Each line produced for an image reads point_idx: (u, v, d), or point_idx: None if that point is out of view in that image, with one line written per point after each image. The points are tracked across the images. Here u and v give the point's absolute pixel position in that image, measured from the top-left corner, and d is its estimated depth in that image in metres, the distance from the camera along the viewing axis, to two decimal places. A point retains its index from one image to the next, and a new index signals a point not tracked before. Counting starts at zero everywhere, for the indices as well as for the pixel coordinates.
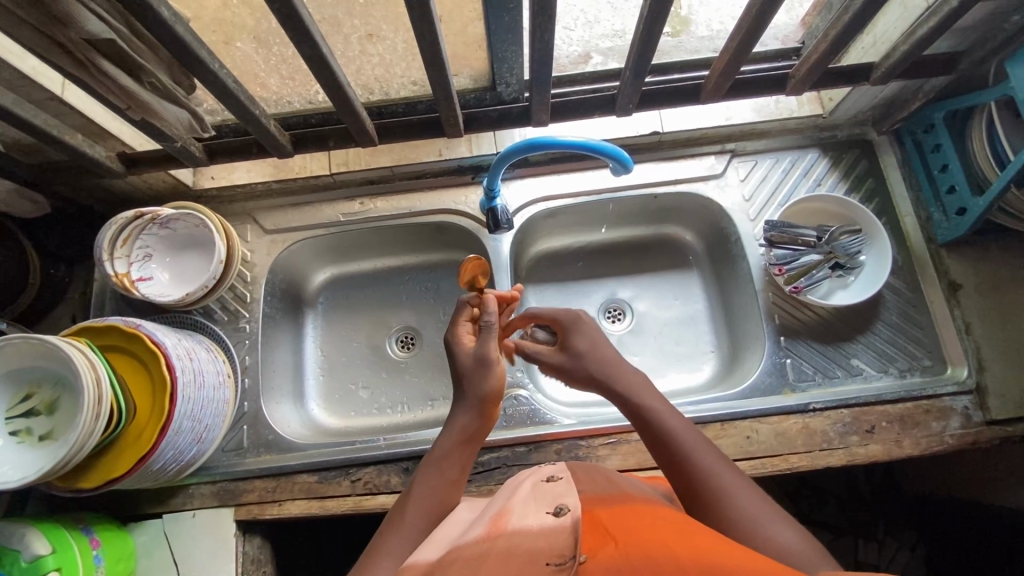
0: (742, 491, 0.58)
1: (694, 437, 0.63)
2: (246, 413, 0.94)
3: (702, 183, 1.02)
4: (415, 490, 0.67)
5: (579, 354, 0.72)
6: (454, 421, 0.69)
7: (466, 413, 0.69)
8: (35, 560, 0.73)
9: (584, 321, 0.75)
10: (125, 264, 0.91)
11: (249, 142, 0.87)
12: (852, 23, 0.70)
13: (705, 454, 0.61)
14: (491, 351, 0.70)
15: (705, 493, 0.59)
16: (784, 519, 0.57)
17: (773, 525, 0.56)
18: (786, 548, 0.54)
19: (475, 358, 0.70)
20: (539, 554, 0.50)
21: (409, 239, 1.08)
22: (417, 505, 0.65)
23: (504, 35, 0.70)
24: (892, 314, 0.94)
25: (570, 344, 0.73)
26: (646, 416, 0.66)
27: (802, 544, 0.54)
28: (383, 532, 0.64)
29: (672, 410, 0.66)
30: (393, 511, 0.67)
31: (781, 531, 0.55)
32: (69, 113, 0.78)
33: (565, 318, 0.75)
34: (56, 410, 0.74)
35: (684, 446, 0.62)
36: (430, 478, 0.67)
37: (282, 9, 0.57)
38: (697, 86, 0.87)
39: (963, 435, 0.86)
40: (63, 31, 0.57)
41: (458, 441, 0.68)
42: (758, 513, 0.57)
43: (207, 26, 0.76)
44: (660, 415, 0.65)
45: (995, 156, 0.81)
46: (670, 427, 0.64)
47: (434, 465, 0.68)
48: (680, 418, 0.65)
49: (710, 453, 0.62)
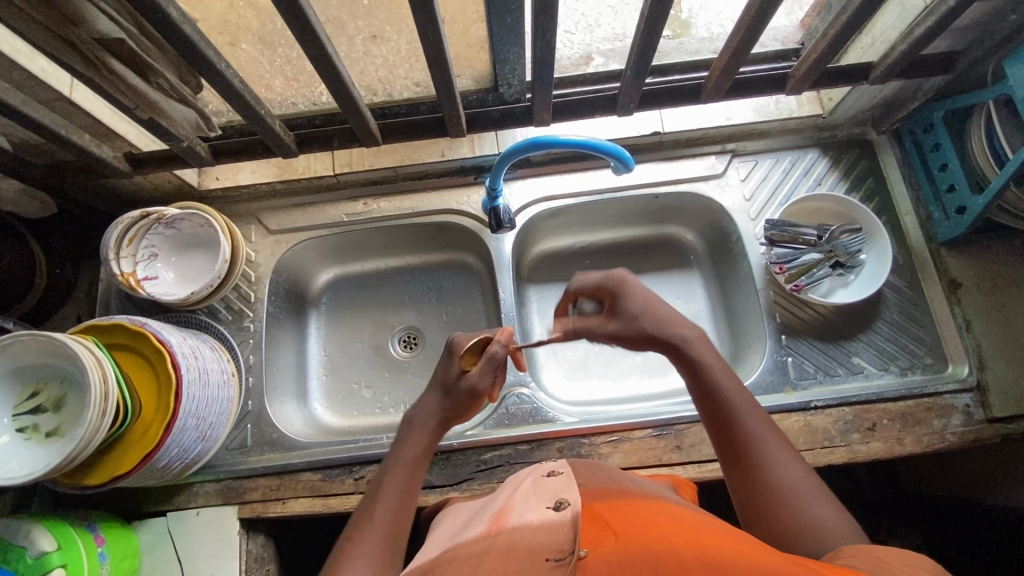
0: (783, 460, 0.59)
1: (746, 399, 0.64)
2: (250, 412, 0.95)
3: (703, 183, 1.02)
4: (382, 490, 0.66)
5: (631, 316, 0.72)
6: (412, 423, 0.72)
7: (425, 415, 0.72)
8: (41, 556, 0.74)
9: (628, 283, 0.74)
10: (131, 264, 0.92)
11: (254, 143, 0.88)
12: (850, 23, 0.71)
13: (753, 419, 0.62)
14: (482, 387, 0.73)
15: (750, 456, 0.60)
16: (820, 493, 0.57)
17: (811, 499, 0.56)
18: (818, 521, 0.55)
19: (467, 389, 0.73)
20: (538, 548, 0.50)
21: (412, 239, 1.08)
22: (384, 506, 0.64)
23: (507, 36, 0.71)
24: (893, 312, 0.94)
25: (622, 308, 0.73)
26: (700, 372, 0.66)
27: (837, 518, 0.55)
28: (350, 536, 0.62)
29: (729, 370, 0.66)
30: (358, 513, 0.65)
31: (817, 505, 0.56)
32: (77, 114, 0.79)
33: (613, 279, 0.74)
34: (63, 407, 0.74)
35: (733, 406, 0.63)
36: (394, 477, 0.67)
37: (288, 10, 0.58)
38: (698, 86, 0.88)
39: (965, 433, 0.86)
40: (73, 32, 0.59)
41: (419, 441, 0.71)
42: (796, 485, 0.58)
43: (214, 27, 0.77)
44: (714, 372, 0.66)
45: (994, 155, 0.82)
46: (722, 384, 0.65)
47: (398, 464, 0.68)
48: (735, 378, 0.66)
49: (759, 419, 0.62)
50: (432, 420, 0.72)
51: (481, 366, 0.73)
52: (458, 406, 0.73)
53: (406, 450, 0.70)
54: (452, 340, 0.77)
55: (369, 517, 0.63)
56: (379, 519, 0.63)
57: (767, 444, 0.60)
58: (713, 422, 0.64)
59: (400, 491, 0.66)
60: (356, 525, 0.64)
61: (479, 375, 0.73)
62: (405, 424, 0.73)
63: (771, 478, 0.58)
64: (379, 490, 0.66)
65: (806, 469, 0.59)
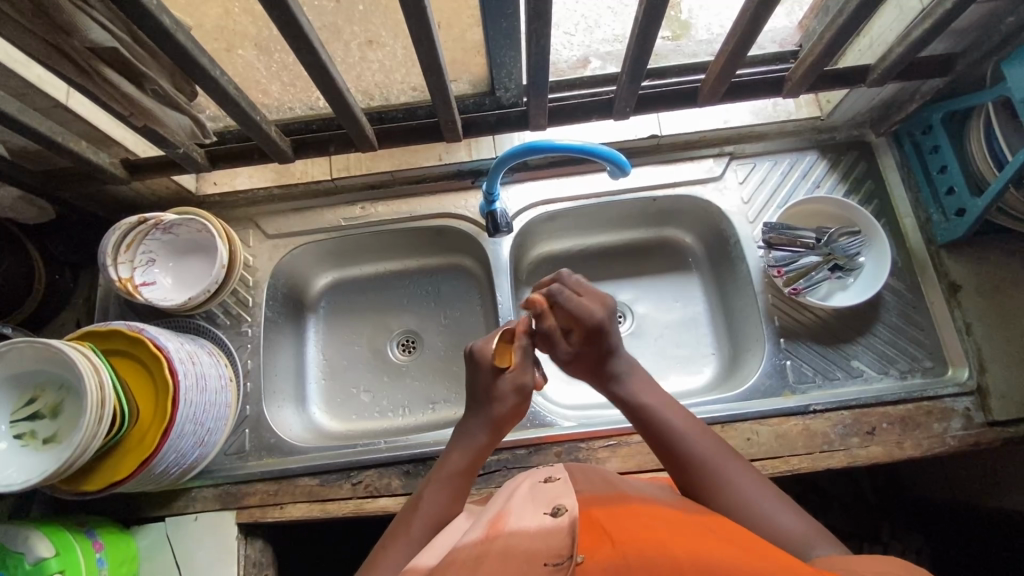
0: (741, 478, 0.64)
1: (692, 428, 0.69)
2: (248, 417, 0.95)
3: (700, 186, 1.02)
4: (422, 504, 0.69)
5: (592, 357, 0.75)
6: (462, 435, 0.73)
7: (475, 427, 0.73)
8: (38, 563, 0.74)
9: (607, 333, 0.74)
10: (129, 269, 0.92)
11: (251, 148, 0.88)
12: (847, 25, 0.71)
13: (694, 436, 0.68)
14: (529, 381, 0.74)
15: (702, 473, 0.65)
16: (784, 504, 0.62)
17: (769, 506, 0.62)
18: (786, 532, 0.60)
19: (516, 388, 0.73)
20: (536, 554, 0.50)
21: (410, 243, 1.08)
22: (422, 519, 0.67)
23: (502, 40, 0.71)
24: (892, 314, 0.93)
25: (593, 346, 0.75)
26: (643, 412, 0.71)
27: (801, 525, 0.60)
28: (385, 547, 0.66)
29: (669, 404, 0.72)
30: (396, 523, 0.69)
31: (784, 515, 0.61)
32: (73, 121, 0.79)
33: (594, 323, 0.74)
34: (61, 414, 0.75)
35: (682, 437, 0.68)
36: (432, 493, 0.70)
37: (281, 16, 0.58)
38: (694, 89, 0.88)
39: (965, 436, 0.86)
40: (66, 40, 0.59)
41: (467, 458, 0.72)
42: (760, 500, 0.62)
43: (208, 33, 0.78)
44: (656, 409, 0.71)
45: (994, 157, 0.82)
46: (667, 419, 0.70)
47: (439, 481, 0.71)
48: (676, 410, 0.71)
49: (703, 437, 0.68)
50: (483, 432, 0.72)
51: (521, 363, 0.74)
52: (507, 411, 0.73)
53: (450, 464, 0.72)
54: (472, 350, 0.76)
55: (406, 528, 0.67)
56: (415, 533, 0.66)
57: (721, 465, 0.65)
58: (665, 455, 0.68)
59: (439, 507, 0.69)
60: (394, 533, 0.68)
61: (520, 371, 0.74)
62: (456, 438, 0.74)
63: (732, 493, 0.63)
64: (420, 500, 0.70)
65: (754, 476, 0.65)
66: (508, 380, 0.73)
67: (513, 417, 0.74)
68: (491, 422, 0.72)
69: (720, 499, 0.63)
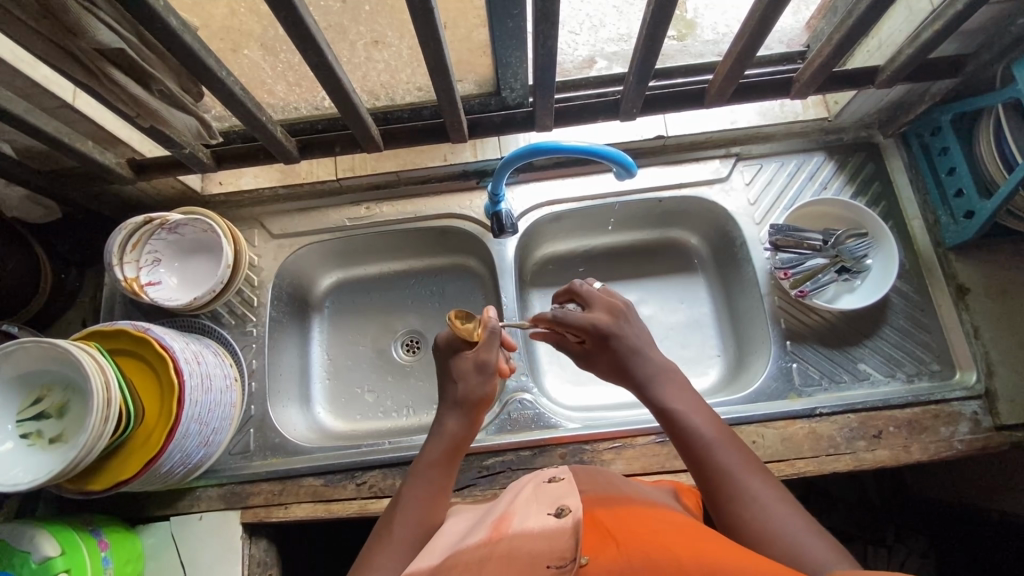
0: (762, 496, 0.60)
1: (722, 441, 0.65)
2: (252, 416, 0.95)
3: (707, 187, 1.01)
4: (402, 501, 0.69)
5: (614, 365, 0.76)
6: (435, 427, 0.74)
7: (446, 416, 0.73)
8: (45, 561, 0.74)
9: (613, 338, 0.75)
10: (134, 269, 0.92)
11: (256, 149, 0.88)
12: (856, 27, 0.70)
13: (721, 450, 0.64)
14: (492, 360, 0.75)
15: (727, 492, 0.61)
16: (807, 526, 0.57)
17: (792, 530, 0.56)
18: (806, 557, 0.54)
19: (476, 365, 0.74)
20: (539, 556, 0.49)
21: (415, 243, 1.08)
22: (405, 519, 0.66)
23: (509, 40, 0.71)
24: (899, 318, 0.93)
25: (610, 354, 0.75)
26: (675, 420, 0.68)
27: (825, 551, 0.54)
28: (372, 549, 0.64)
29: (700, 410, 0.69)
30: (380, 526, 0.67)
31: (805, 538, 0.56)
32: (80, 121, 0.79)
33: (601, 332, 0.76)
34: (67, 413, 0.75)
35: (709, 451, 0.64)
36: (412, 488, 0.69)
37: (288, 17, 0.58)
38: (702, 90, 0.87)
39: (972, 441, 0.85)
40: (75, 42, 0.59)
41: (442, 445, 0.72)
42: (775, 519, 0.57)
43: (215, 33, 0.79)
44: (686, 416, 0.68)
45: (1003, 159, 0.81)
46: (696, 427, 0.67)
47: (417, 475, 0.70)
48: (709, 420, 0.68)
49: (734, 452, 0.64)
50: (452, 417, 0.73)
51: (484, 340, 0.75)
52: (471, 391, 0.73)
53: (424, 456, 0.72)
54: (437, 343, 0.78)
55: (390, 529, 0.66)
56: (398, 534, 0.65)
57: (746, 482, 0.61)
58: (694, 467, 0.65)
59: (422, 501, 0.68)
60: (379, 536, 0.66)
61: (485, 348, 0.75)
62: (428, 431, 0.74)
63: (753, 514, 0.59)
64: (401, 498, 0.69)
65: (780, 496, 0.60)
66: (468, 358, 0.74)
67: (483, 402, 0.75)
68: (461, 405, 0.73)
69: (739, 517, 0.59)
